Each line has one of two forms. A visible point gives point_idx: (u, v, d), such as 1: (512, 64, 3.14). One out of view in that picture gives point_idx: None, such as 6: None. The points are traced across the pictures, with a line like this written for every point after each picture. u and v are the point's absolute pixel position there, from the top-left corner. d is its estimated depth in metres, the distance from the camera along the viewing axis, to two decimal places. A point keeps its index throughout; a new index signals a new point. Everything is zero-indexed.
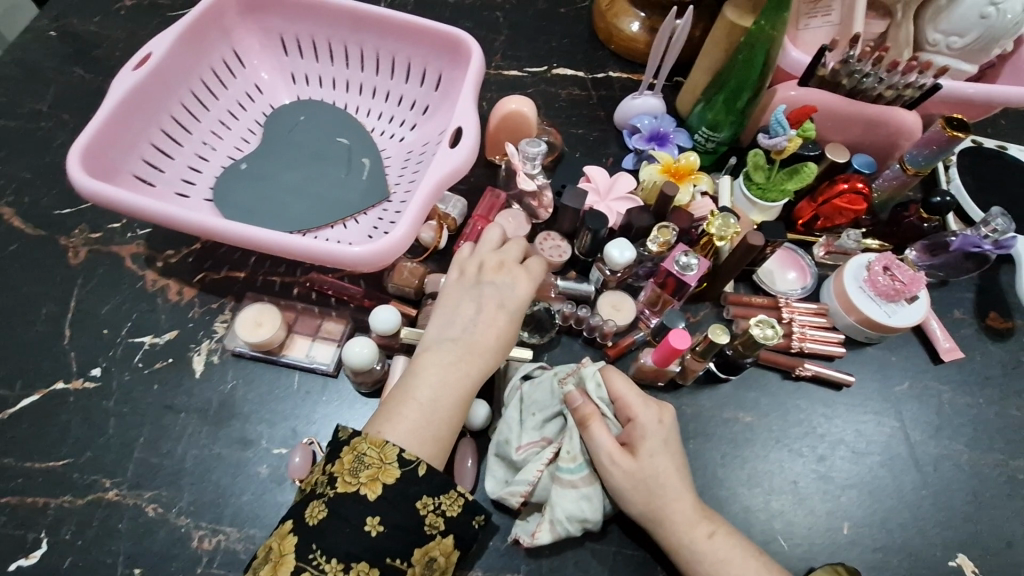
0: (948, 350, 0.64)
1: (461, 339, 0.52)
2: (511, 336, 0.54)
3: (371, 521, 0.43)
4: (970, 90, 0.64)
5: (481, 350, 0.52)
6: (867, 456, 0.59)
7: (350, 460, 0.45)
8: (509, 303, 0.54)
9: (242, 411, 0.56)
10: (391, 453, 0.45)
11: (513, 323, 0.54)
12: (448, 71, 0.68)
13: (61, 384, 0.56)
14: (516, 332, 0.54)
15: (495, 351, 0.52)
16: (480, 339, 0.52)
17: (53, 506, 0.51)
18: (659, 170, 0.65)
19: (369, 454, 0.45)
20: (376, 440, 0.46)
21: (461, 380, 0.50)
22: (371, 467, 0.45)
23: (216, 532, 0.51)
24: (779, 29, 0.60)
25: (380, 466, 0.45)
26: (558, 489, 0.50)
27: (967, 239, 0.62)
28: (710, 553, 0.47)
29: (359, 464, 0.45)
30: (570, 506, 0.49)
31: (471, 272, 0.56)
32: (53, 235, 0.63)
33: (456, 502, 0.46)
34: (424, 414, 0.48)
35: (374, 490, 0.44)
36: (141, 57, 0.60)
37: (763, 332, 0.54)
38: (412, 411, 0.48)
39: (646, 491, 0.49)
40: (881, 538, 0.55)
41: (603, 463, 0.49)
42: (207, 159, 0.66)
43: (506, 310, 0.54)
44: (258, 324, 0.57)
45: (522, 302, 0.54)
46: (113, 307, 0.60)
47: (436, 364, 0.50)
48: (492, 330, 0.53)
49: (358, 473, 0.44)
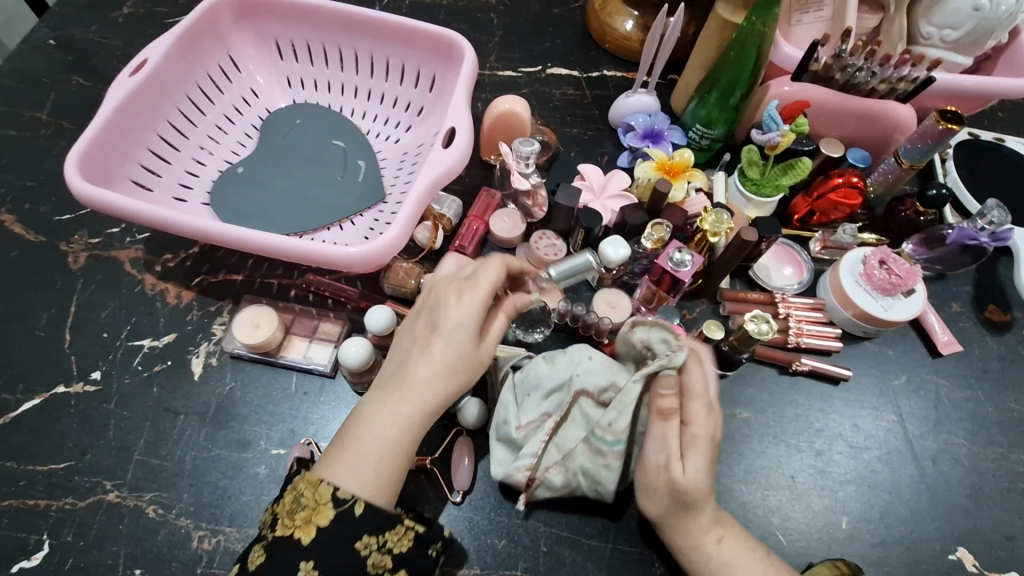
0: (946, 343, 0.63)
1: (399, 369, 0.46)
2: (458, 364, 0.46)
3: (304, 566, 0.41)
4: (964, 83, 0.63)
5: (417, 382, 0.45)
6: (865, 451, 0.59)
7: (289, 500, 0.43)
8: (452, 327, 0.46)
9: (240, 413, 0.57)
10: (324, 493, 0.42)
11: (461, 349, 0.46)
12: (442, 73, 0.68)
13: (62, 388, 0.57)
14: (465, 358, 0.46)
15: (436, 381, 0.45)
16: (416, 370, 0.45)
17: (54, 508, 0.51)
18: (653, 167, 0.65)
19: (306, 494, 0.43)
20: (313, 478, 0.43)
21: (396, 416, 0.44)
22: (307, 508, 0.42)
23: (215, 532, 0.51)
24: (771, 25, 0.60)
25: (315, 507, 0.42)
26: (584, 449, 0.50)
27: (963, 231, 0.62)
28: (717, 558, 0.45)
29: (297, 505, 0.43)
30: (585, 462, 0.50)
31: (426, 299, 0.50)
32: (53, 241, 0.64)
33: (404, 537, 0.44)
34: (356, 454, 0.43)
35: (308, 534, 0.41)
36: (137, 64, 0.61)
37: (757, 327, 0.55)
38: (347, 449, 0.44)
39: (678, 502, 0.45)
40: (880, 533, 0.55)
41: (655, 464, 0.46)
42: (204, 163, 0.67)
43: (444, 336, 0.46)
44: (255, 327, 0.57)
45: (467, 325, 0.46)
46: (112, 311, 0.61)
47: (374, 397, 0.45)
48: (429, 359, 0.46)
49: (295, 514, 0.42)
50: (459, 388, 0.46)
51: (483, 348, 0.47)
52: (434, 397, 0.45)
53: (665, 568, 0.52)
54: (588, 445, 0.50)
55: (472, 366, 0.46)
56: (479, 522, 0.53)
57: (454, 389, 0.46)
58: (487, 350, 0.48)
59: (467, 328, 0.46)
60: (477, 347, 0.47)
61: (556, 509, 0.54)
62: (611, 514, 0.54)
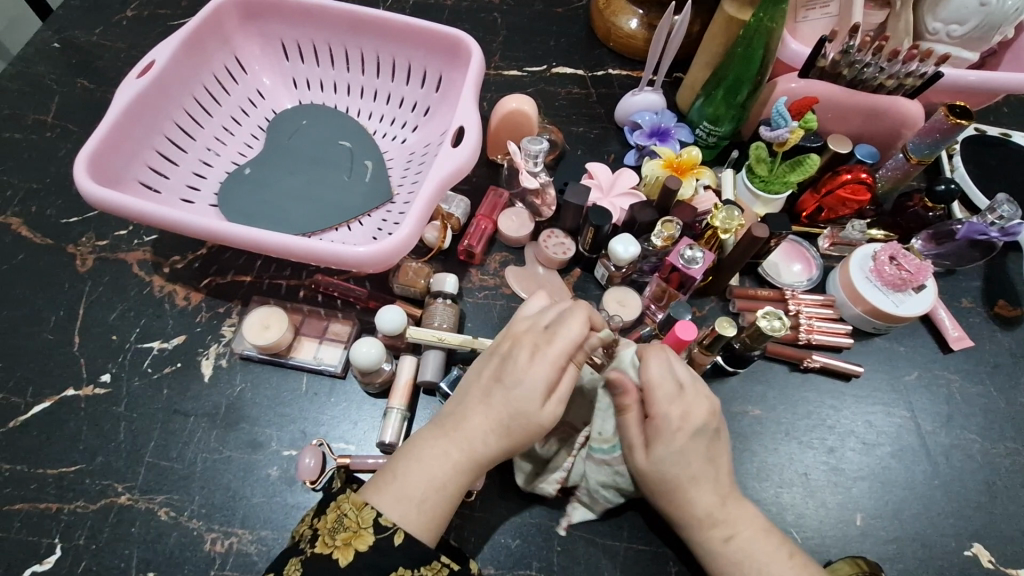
0: (956, 338, 0.63)
1: (460, 410, 0.46)
2: (519, 421, 0.44)
3: None
4: (971, 78, 0.63)
5: (474, 434, 0.45)
6: (877, 447, 0.59)
7: (332, 519, 0.44)
8: (518, 382, 0.45)
9: (251, 414, 0.56)
10: (367, 516, 0.43)
11: (525, 409, 0.44)
12: (448, 72, 0.68)
13: (71, 391, 0.56)
14: (524, 418, 0.44)
15: (495, 433, 0.45)
16: (474, 421, 0.45)
17: (65, 511, 0.51)
18: (661, 164, 0.64)
19: (349, 515, 0.43)
20: (357, 499, 0.44)
21: (450, 460, 0.45)
22: (349, 529, 0.43)
23: (228, 534, 0.51)
24: (778, 21, 0.60)
25: (356, 530, 0.43)
26: (591, 465, 0.51)
27: (973, 227, 0.61)
28: (726, 554, 0.44)
29: (338, 525, 0.43)
30: (598, 479, 0.51)
31: (501, 346, 0.48)
32: (60, 243, 0.64)
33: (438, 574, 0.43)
34: (408, 490, 0.44)
35: (346, 556, 0.42)
36: (144, 65, 0.61)
37: (770, 324, 0.54)
38: (398, 483, 0.44)
39: (660, 489, 0.46)
40: (895, 530, 0.55)
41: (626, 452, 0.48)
42: (211, 164, 0.67)
43: (505, 389, 0.45)
44: (265, 327, 0.57)
45: (535, 384, 0.44)
46: (121, 313, 0.61)
47: (433, 439, 0.46)
48: (486, 411, 0.45)
49: (336, 534, 0.43)
50: (519, 446, 0.45)
51: (549, 408, 0.44)
52: (490, 450, 0.45)
53: (680, 566, 0.52)
54: (591, 458, 0.51)
55: (536, 426, 0.44)
56: (492, 520, 0.53)
57: (514, 445, 0.45)
58: (554, 411, 0.45)
59: (533, 387, 0.44)
60: (542, 407, 0.44)
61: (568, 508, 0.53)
62: (625, 514, 0.53)
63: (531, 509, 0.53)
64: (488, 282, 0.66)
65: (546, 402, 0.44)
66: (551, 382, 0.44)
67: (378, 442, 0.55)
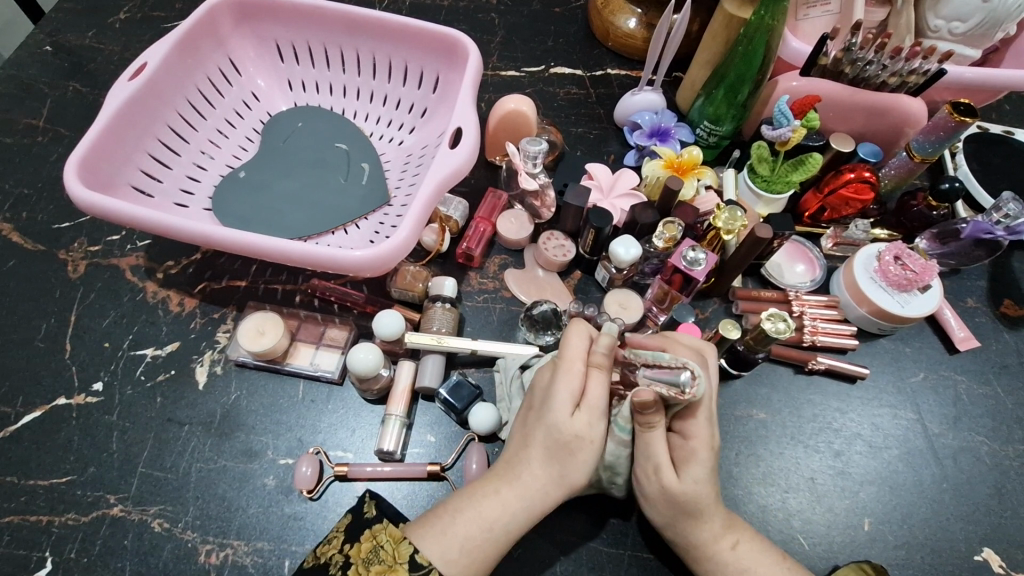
0: (962, 339, 0.62)
1: (514, 451, 0.47)
2: (554, 440, 0.45)
3: None
4: (975, 75, 0.63)
5: (516, 462, 0.46)
6: (885, 450, 0.58)
7: (367, 548, 0.43)
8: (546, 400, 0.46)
9: (246, 422, 0.55)
10: (404, 551, 0.42)
11: (555, 421, 0.45)
12: (446, 73, 0.67)
13: (62, 400, 0.55)
14: (553, 437, 0.45)
15: (537, 456, 0.45)
16: (518, 452, 0.46)
17: (56, 524, 0.50)
18: (662, 165, 0.63)
19: (385, 548, 0.43)
20: (395, 532, 0.43)
21: (495, 494, 0.44)
22: (383, 562, 0.42)
23: (223, 546, 0.50)
24: (779, 19, 0.59)
25: (390, 564, 0.42)
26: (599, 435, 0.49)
27: (979, 225, 0.60)
28: (734, 565, 0.44)
29: (373, 556, 0.43)
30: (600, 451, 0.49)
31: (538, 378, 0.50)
32: (52, 250, 0.63)
33: None
34: (452, 524, 0.43)
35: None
36: (136, 68, 0.60)
37: (774, 326, 0.53)
38: (445, 517, 0.44)
39: (680, 508, 0.45)
40: (903, 535, 0.54)
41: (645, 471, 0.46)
42: (205, 168, 0.66)
43: (536, 416, 0.47)
44: (260, 333, 0.56)
45: (560, 397, 0.45)
46: (113, 320, 0.60)
47: (487, 480, 0.46)
48: (527, 440, 0.46)
49: (369, 565, 0.42)
50: (567, 463, 0.45)
51: (581, 418, 0.45)
52: (539, 473, 0.45)
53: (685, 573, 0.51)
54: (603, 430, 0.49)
55: (572, 439, 0.45)
56: None
57: (561, 465, 0.45)
58: (588, 421, 0.45)
59: (558, 400, 0.45)
60: (573, 419, 0.45)
61: (571, 516, 0.52)
62: (628, 522, 0.52)
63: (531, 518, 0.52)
64: (488, 285, 0.65)
65: (576, 413, 0.45)
66: (577, 392, 0.45)
67: (376, 449, 0.54)
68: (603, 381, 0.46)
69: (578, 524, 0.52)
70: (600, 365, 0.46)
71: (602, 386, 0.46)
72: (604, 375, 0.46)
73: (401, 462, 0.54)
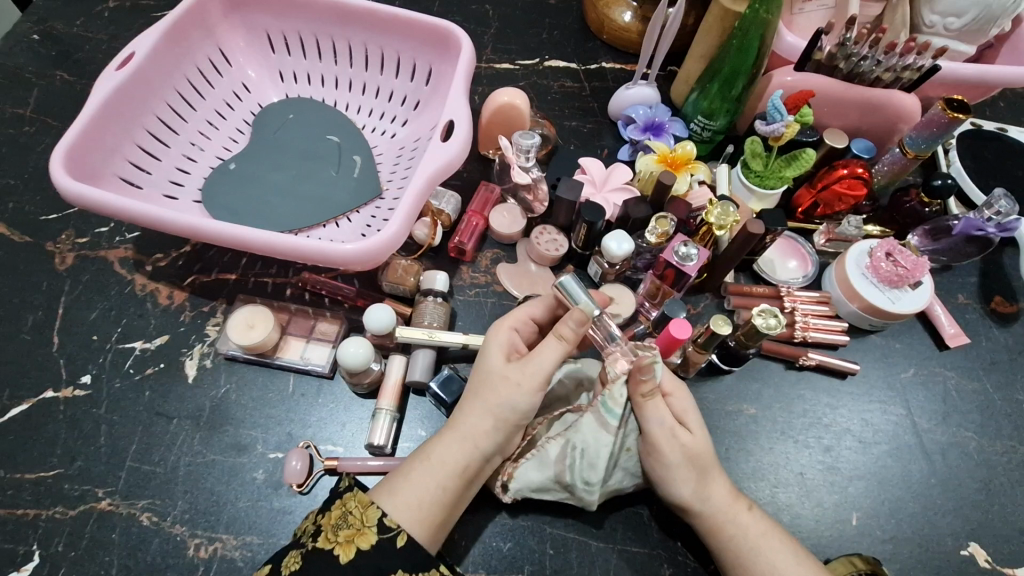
0: (953, 335, 0.63)
1: (461, 413, 0.48)
2: (490, 391, 0.47)
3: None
4: (967, 70, 0.62)
5: (459, 421, 0.47)
6: (874, 446, 0.58)
7: (337, 515, 0.43)
8: (480, 358, 0.49)
9: (236, 416, 0.55)
10: (372, 515, 0.43)
11: (489, 373, 0.48)
12: (438, 65, 0.67)
13: (49, 393, 0.55)
14: (491, 391, 0.47)
15: (475, 405, 0.47)
16: (461, 414, 0.47)
17: (43, 518, 0.50)
18: (656, 160, 0.64)
19: (354, 513, 0.43)
20: (364, 498, 0.44)
21: (443, 450, 0.46)
22: (351, 527, 0.43)
23: (212, 540, 0.50)
24: (774, 13, 0.59)
25: (359, 528, 0.43)
26: (589, 418, 0.48)
27: (970, 222, 0.61)
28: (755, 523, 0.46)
29: (343, 522, 0.43)
30: (587, 437, 0.48)
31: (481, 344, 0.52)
32: (39, 241, 0.62)
33: None
34: (418, 480, 0.45)
35: (347, 553, 0.41)
36: (123, 58, 0.59)
37: (765, 321, 0.53)
38: (409, 476, 0.45)
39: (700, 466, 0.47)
40: (891, 529, 0.54)
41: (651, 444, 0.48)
42: (194, 160, 0.65)
43: (478, 373, 0.49)
44: (250, 327, 0.55)
45: (494, 354, 0.49)
46: (101, 312, 0.59)
47: (439, 436, 0.47)
48: (469, 401, 0.48)
49: (338, 530, 0.42)
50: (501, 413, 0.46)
51: (514, 371, 0.47)
52: (475, 420, 0.47)
53: (674, 567, 0.51)
54: (592, 414, 0.48)
55: (501, 386, 0.47)
56: (482, 522, 0.51)
57: (494, 418, 0.47)
58: (522, 373, 0.47)
59: (495, 358, 0.48)
60: (507, 372, 0.48)
61: (561, 512, 0.52)
62: (617, 517, 0.52)
63: (522, 514, 0.52)
64: (479, 279, 0.65)
65: (512, 368, 0.48)
66: (507, 348, 0.50)
67: (366, 444, 0.54)
68: (554, 348, 0.47)
69: (569, 522, 0.52)
70: (564, 338, 0.47)
71: (551, 351, 0.47)
72: (554, 341, 0.48)
73: (391, 457, 0.54)
